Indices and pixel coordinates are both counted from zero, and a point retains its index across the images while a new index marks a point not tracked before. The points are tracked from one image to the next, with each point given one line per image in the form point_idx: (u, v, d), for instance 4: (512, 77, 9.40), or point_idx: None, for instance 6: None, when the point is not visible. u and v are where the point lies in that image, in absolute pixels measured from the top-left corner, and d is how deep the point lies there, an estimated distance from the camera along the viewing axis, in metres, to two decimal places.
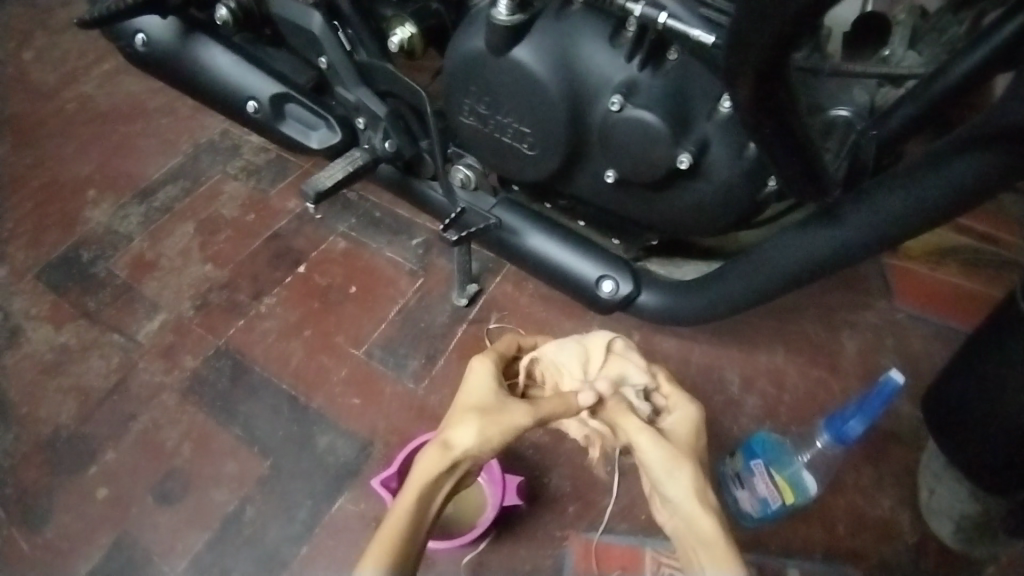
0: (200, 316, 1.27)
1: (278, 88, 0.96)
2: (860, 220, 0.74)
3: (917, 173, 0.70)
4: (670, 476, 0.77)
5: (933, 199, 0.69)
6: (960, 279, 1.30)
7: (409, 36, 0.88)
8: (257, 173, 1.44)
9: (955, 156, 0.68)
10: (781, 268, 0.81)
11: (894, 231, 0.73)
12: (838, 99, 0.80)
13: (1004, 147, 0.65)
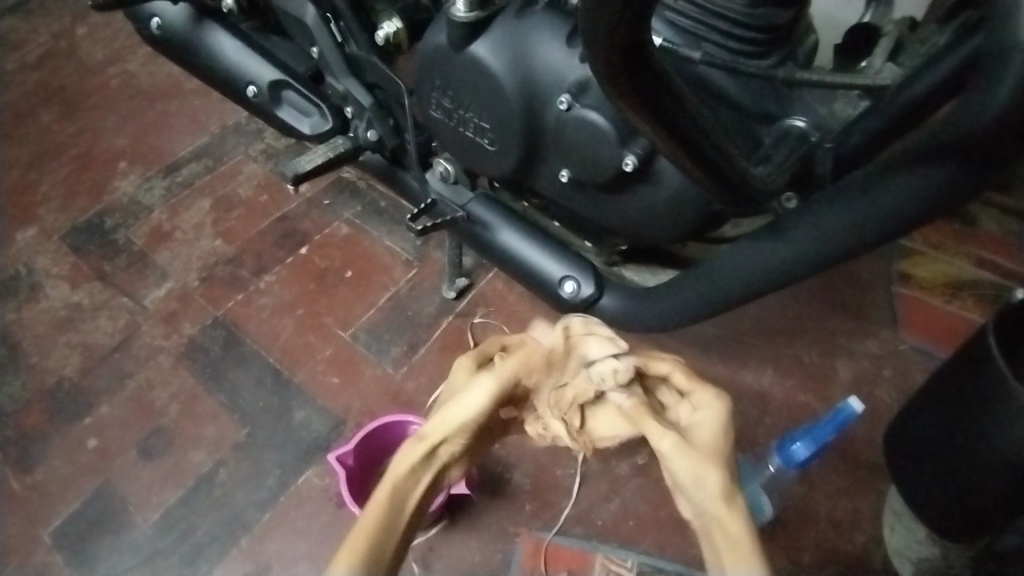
0: (203, 288, 1.34)
1: (276, 75, 1.01)
2: (805, 233, 0.71)
3: (861, 187, 0.66)
4: (693, 483, 0.58)
5: (878, 214, 0.66)
6: (977, 316, 1.22)
7: (394, 32, 0.91)
8: (276, 157, 1.51)
9: (896, 171, 0.64)
10: (735, 277, 0.79)
11: (840, 246, 0.69)
12: (804, 112, 0.79)
13: (952, 161, 0.60)
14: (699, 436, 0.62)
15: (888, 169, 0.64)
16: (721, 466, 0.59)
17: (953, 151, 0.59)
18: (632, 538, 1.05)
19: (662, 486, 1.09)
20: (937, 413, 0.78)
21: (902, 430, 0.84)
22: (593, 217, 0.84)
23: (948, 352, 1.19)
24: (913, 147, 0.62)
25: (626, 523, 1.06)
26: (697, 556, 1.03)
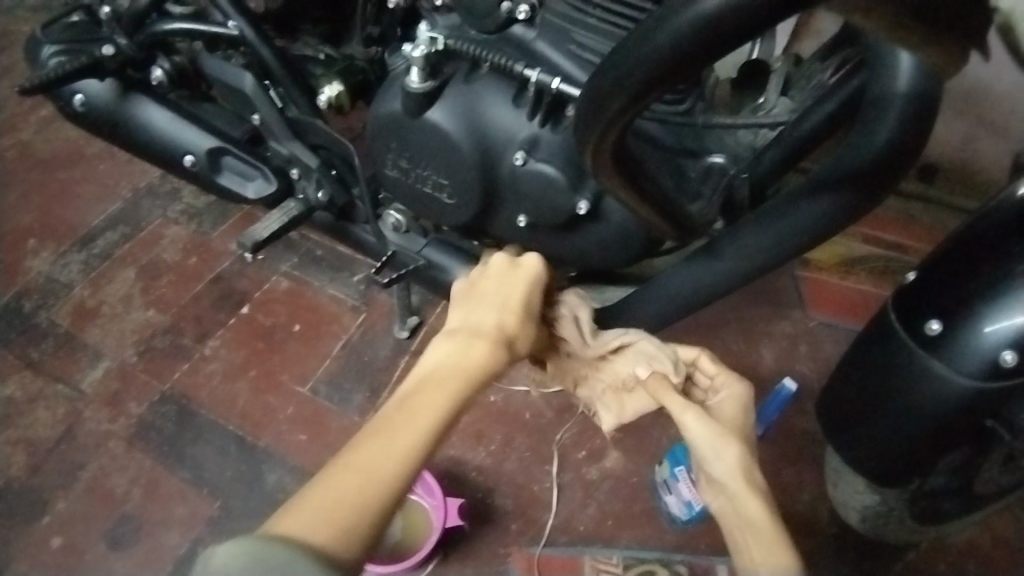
0: (143, 362, 1.30)
1: (214, 142, 1.06)
2: (733, 254, 0.77)
3: (776, 212, 0.73)
4: (728, 477, 0.69)
5: (793, 233, 0.72)
6: (871, 287, 1.40)
7: (336, 94, 0.99)
8: (198, 217, 1.49)
9: (802, 198, 0.71)
10: (677, 297, 0.84)
11: (763, 264, 0.76)
12: (718, 142, 0.82)
13: (852, 187, 0.68)
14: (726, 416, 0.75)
15: (801, 193, 0.71)
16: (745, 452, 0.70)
17: (852, 178, 0.68)
18: (613, 535, 1.14)
19: (631, 483, 1.19)
20: (859, 391, 0.86)
21: (832, 395, 0.92)
22: (547, 254, 0.90)
23: (857, 324, 1.35)
24: (819, 176, 0.70)
25: (605, 524, 1.15)
26: (673, 541, 1.14)
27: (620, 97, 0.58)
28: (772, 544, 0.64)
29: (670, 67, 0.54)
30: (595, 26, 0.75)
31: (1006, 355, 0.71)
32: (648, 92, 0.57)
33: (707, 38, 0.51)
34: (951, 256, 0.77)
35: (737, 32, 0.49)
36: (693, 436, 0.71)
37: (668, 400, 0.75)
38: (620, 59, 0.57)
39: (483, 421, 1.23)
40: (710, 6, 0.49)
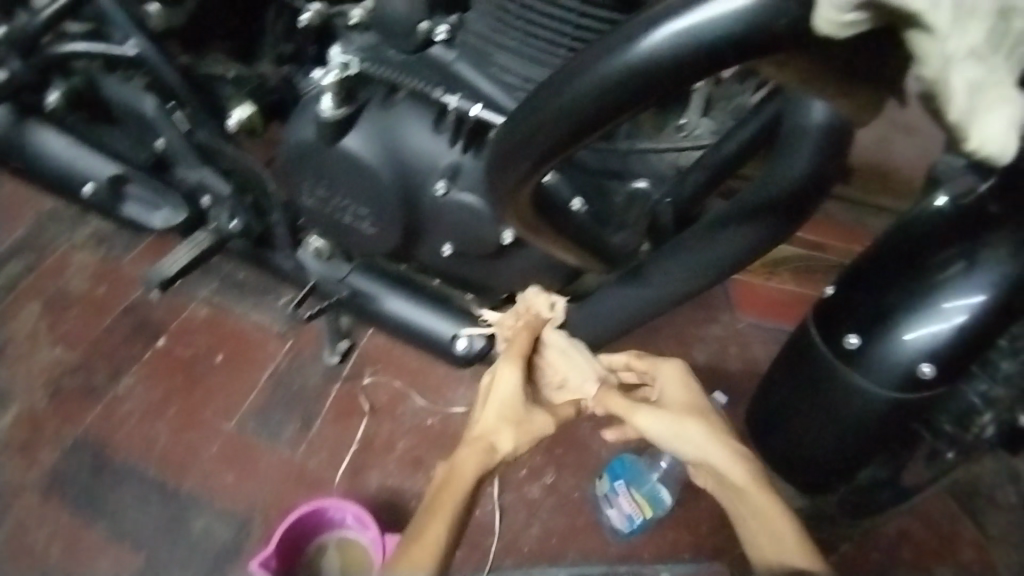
0: (53, 406, 1.21)
1: (118, 169, 0.99)
2: (660, 280, 0.75)
3: (701, 238, 0.71)
4: (709, 456, 0.62)
5: (718, 261, 0.71)
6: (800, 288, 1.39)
7: (247, 115, 0.88)
8: (107, 241, 1.39)
9: (725, 227, 0.70)
10: (605, 323, 0.82)
11: (690, 290, 0.75)
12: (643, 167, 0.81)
13: (772, 217, 0.69)
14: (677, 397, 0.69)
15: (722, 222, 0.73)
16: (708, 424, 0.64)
17: (770, 208, 0.69)
18: (557, 554, 1.13)
19: (573, 498, 1.18)
20: (784, 401, 0.88)
21: (762, 404, 0.93)
22: (476, 280, 0.88)
23: (789, 325, 1.38)
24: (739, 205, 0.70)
25: (550, 542, 1.14)
26: (618, 553, 1.13)
27: (531, 152, 0.55)
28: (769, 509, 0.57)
29: (577, 125, 0.51)
30: (513, 50, 0.72)
31: (924, 367, 0.75)
32: (559, 148, 0.54)
33: (612, 96, 0.48)
34: (867, 272, 0.79)
35: (640, 91, 0.47)
36: (659, 431, 0.64)
37: (611, 404, 0.68)
38: (527, 115, 0.54)
39: (421, 446, 1.21)
40: (613, 67, 0.47)
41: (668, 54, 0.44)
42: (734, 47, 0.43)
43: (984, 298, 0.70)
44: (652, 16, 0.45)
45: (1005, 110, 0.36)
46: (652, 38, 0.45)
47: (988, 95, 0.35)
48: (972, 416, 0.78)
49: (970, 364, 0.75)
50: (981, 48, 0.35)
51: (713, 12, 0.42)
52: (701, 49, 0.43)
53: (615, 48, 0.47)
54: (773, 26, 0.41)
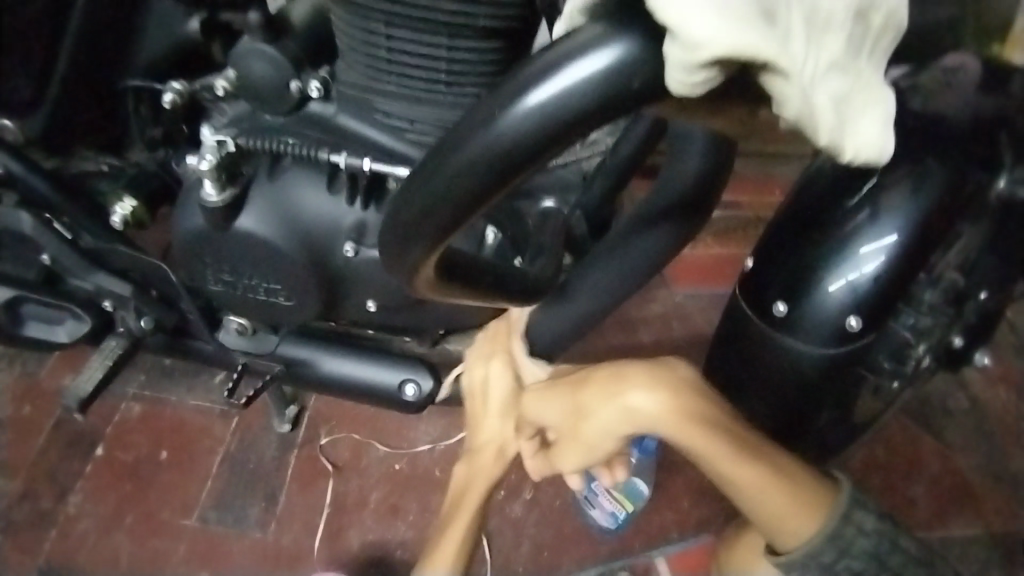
0: (7, 541, 1.12)
1: (8, 292, 0.91)
2: (585, 295, 0.75)
3: (616, 247, 0.72)
4: (651, 421, 0.61)
5: (638, 266, 0.72)
6: (734, 250, 1.48)
7: (130, 210, 0.90)
8: (19, 358, 1.32)
9: (638, 233, 0.71)
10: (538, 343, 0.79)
11: (620, 296, 0.75)
12: (545, 186, 0.82)
13: (678, 218, 0.70)
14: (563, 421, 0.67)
15: (635, 229, 0.71)
16: (598, 419, 0.63)
17: (679, 207, 0.69)
18: (553, 565, 1.12)
19: (555, 507, 1.18)
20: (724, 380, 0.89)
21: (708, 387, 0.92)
22: (411, 326, 0.87)
23: (727, 287, 1.42)
24: (646, 209, 0.71)
25: (543, 555, 1.13)
26: (610, 550, 1.14)
27: (414, 247, 0.45)
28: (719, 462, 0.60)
29: (449, 219, 0.42)
30: (393, 93, 0.70)
31: (852, 319, 0.78)
32: (441, 245, 0.45)
33: (479, 188, 0.40)
34: (779, 239, 0.82)
35: (504, 177, 0.39)
36: (609, 432, 0.62)
37: (570, 462, 0.65)
38: (397, 214, 0.45)
39: (394, 493, 1.18)
40: (472, 152, 0.39)
41: (526, 134, 0.37)
42: (596, 116, 0.36)
43: (896, 236, 0.76)
44: (502, 93, 0.37)
45: (873, 110, 0.37)
46: (506, 120, 0.37)
47: (854, 104, 0.37)
48: (909, 348, 0.83)
49: (895, 304, 0.80)
50: (839, 62, 0.36)
51: (567, 82, 0.35)
52: (562, 124, 0.36)
53: (466, 136, 0.39)
54: (627, 92, 0.35)
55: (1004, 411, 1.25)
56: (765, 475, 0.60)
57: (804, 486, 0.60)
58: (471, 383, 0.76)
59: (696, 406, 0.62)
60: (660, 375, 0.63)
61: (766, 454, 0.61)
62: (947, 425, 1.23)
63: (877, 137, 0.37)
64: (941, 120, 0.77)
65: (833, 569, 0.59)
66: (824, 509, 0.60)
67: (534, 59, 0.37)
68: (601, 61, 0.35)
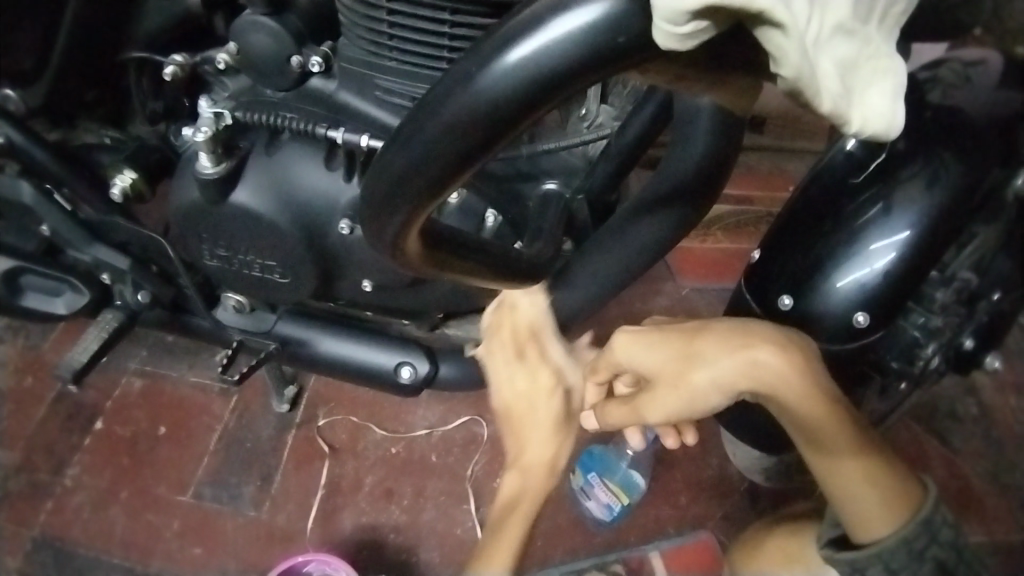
0: (5, 511, 1.13)
1: (8, 263, 0.91)
2: (583, 280, 0.74)
3: (618, 231, 0.71)
4: (769, 379, 0.61)
5: (638, 252, 0.71)
6: (741, 246, 1.45)
7: (131, 183, 0.85)
8: (23, 328, 1.33)
9: (639, 219, 0.70)
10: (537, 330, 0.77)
11: (620, 283, 0.74)
12: (550, 169, 0.81)
13: (681, 204, 0.68)
14: (666, 370, 0.65)
15: (635, 214, 0.70)
16: (718, 373, 0.62)
17: (681, 193, 0.68)
18: (545, 555, 1.11)
19: (551, 497, 1.17)
20: None
21: None
22: (406, 307, 0.86)
23: (731, 283, 1.40)
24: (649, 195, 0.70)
25: (536, 545, 1.12)
26: (604, 543, 1.13)
27: (395, 214, 0.44)
28: (834, 442, 0.61)
29: (433, 180, 0.41)
30: (395, 69, 0.68)
31: (860, 316, 0.76)
32: (425, 207, 0.44)
33: (461, 145, 0.39)
34: (785, 231, 0.81)
35: (488, 136, 0.38)
36: (720, 383, 0.62)
37: (667, 407, 0.64)
38: (378, 175, 0.43)
39: (390, 477, 1.18)
40: (451, 113, 0.38)
41: (511, 89, 0.36)
42: (579, 76, 0.35)
43: (909, 232, 0.74)
44: (487, 46, 0.36)
45: (880, 82, 0.35)
46: (486, 76, 0.36)
47: (864, 69, 0.35)
48: (918, 349, 0.79)
49: (906, 300, 0.77)
50: (846, 24, 0.33)
51: (552, 35, 0.34)
52: (543, 83, 0.35)
53: (450, 89, 0.37)
54: (612, 48, 0.34)
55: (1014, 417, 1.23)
56: (865, 460, 0.61)
57: (897, 475, 0.61)
58: (502, 376, 0.68)
59: (819, 376, 0.62)
60: (787, 340, 0.64)
61: (873, 444, 0.62)
62: (951, 428, 1.21)
63: (886, 110, 0.35)
64: (962, 113, 0.75)
65: (922, 557, 0.58)
66: (910, 500, 0.60)
67: (518, 13, 0.35)
68: (589, 14, 0.33)
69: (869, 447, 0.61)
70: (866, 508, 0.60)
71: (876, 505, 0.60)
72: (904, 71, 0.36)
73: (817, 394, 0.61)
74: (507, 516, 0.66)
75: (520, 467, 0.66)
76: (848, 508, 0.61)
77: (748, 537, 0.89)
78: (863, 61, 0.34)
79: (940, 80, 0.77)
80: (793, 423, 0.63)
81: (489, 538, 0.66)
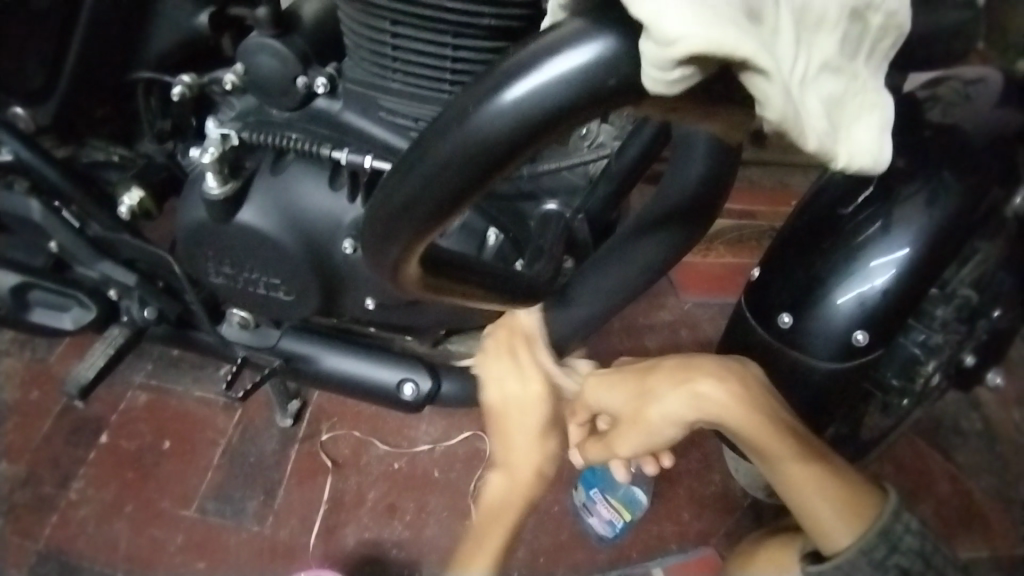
0: (9, 524, 1.14)
1: (17, 279, 0.93)
2: (584, 296, 0.74)
3: (621, 250, 0.71)
4: (718, 409, 0.62)
5: (640, 272, 0.72)
6: (742, 260, 1.45)
7: (138, 201, 0.86)
8: (30, 342, 1.34)
9: (640, 240, 0.70)
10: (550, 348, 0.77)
11: (621, 304, 0.74)
12: (551, 190, 0.81)
13: (681, 224, 0.69)
14: (622, 407, 0.65)
15: (635, 235, 0.70)
16: (673, 409, 0.62)
17: (680, 213, 0.69)
18: (548, 572, 1.11)
19: (553, 512, 1.16)
20: None
21: None
22: (409, 324, 0.87)
23: (733, 297, 1.40)
24: (648, 216, 0.70)
25: (539, 561, 1.12)
26: (606, 560, 1.12)
27: (395, 244, 0.45)
28: (786, 461, 0.62)
29: (430, 214, 0.42)
30: (398, 92, 0.69)
31: (859, 334, 0.77)
32: (424, 237, 0.44)
33: (458, 179, 0.39)
34: (784, 254, 0.82)
35: (485, 172, 0.39)
36: (673, 418, 0.62)
37: (628, 445, 0.64)
38: (379, 205, 0.44)
39: (392, 492, 1.18)
40: (451, 147, 0.38)
41: (506, 127, 0.36)
42: (573, 113, 0.36)
43: (909, 250, 0.74)
44: (484, 84, 0.37)
45: (867, 116, 0.37)
46: (484, 113, 0.36)
47: (849, 105, 0.36)
48: (917, 366, 0.81)
49: (906, 318, 0.77)
50: (833, 62, 0.35)
51: (547, 76, 0.35)
52: (541, 120, 0.36)
53: (449, 125, 0.38)
54: (604, 90, 0.35)
55: None
56: (824, 477, 0.61)
57: (856, 486, 0.62)
58: (495, 381, 0.66)
59: (761, 398, 0.64)
60: (730, 369, 0.64)
61: (828, 460, 0.63)
62: (954, 443, 1.22)
63: (870, 144, 0.37)
64: (959, 131, 0.76)
65: (886, 566, 0.58)
66: (869, 512, 0.61)
67: (515, 52, 0.36)
68: (583, 57, 0.34)
69: (823, 468, 0.62)
70: (828, 528, 0.61)
71: (839, 524, 0.60)
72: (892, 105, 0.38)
73: (763, 419, 0.62)
74: (485, 523, 0.63)
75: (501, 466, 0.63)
76: (811, 523, 0.62)
77: (744, 547, 0.88)
78: (850, 97, 0.36)
79: (938, 99, 0.78)
80: (745, 445, 0.64)
81: (464, 545, 0.65)
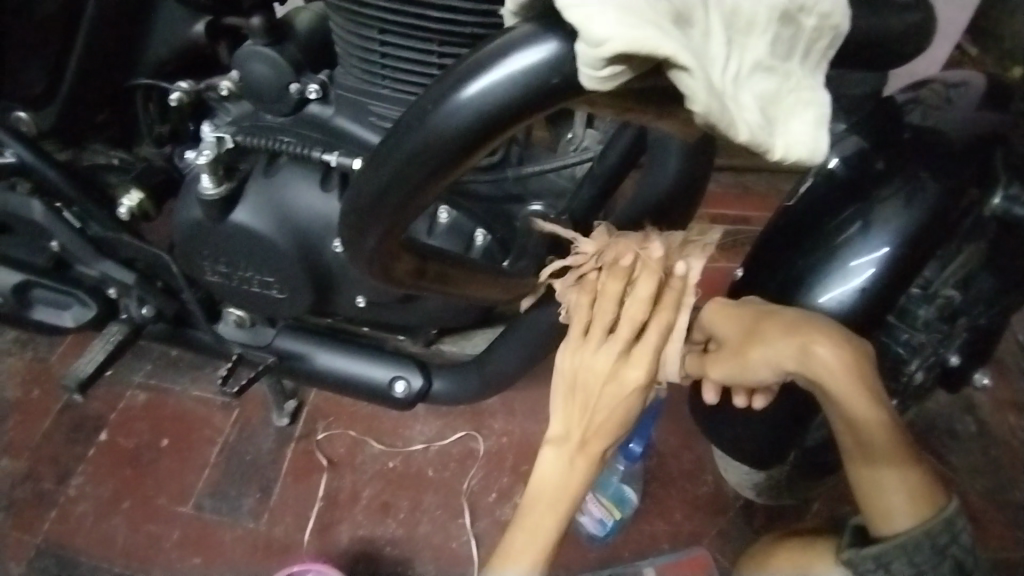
0: (8, 520, 1.16)
1: (19, 278, 0.96)
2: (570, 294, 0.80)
3: None
4: (820, 369, 0.67)
5: None
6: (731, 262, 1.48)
7: (137, 201, 0.90)
8: (32, 342, 1.36)
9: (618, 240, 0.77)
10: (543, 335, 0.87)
11: None
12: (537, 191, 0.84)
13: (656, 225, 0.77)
14: (725, 332, 0.70)
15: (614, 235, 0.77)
16: (772, 354, 0.67)
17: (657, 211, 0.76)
18: None
19: None
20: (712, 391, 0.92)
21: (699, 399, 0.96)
22: (399, 321, 0.89)
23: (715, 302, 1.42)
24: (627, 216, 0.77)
25: None
26: (597, 558, 1.13)
27: (380, 220, 0.50)
28: (873, 437, 0.68)
29: (409, 192, 0.47)
30: (387, 97, 0.72)
31: None
32: (401, 219, 0.50)
33: (428, 166, 0.45)
34: (764, 255, 0.84)
35: (455, 154, 0.43)
36: (772, 361, 0.68)
37: (722, 373, 0.70)
38: (364, 186, 0.49)
39: (387, 491, 1.20)
40: (424, 133, 0.43)
41: (468, 118, 0.41)
42: (530, 105, 0.40)
43: (887, 249, 0.75)
44: (446, 81, 0.41)
45: (803, 112, 0.43)
46: (452, 105, 0.41)
47: (785, 100, 0.43)
48: (901, 366, 0.82)
49: (885, 317, 0.78)
50: (765, 62, 0.41)
51: (499, 75, 0.39)
52: (500, 109, 0.40)
53: (424, 112, 0.43)
54: (548, 88, 0.39)
55: (1013, 435, 1.24)
56: (899, 468, 0.69)
57: (928, 483, 0.69)
58: (580, 355, 0.57)
59: (869, 375, 0.68)
60: (845, 333, 0.68)
61: (911, 455, 0.69)
62: (947, 445, 1.23)
63: (806, 138, 0.43)
64: (941, 131, 0.78)
65: (944, 553, 0.65)
66: (933, 506, 0.68)
67: (481, 48, 0.41)
68: (534, 56, 0.39)
69: (903, 461, 0.69)
70: (890, 514, 0.68)
71: (902, 510, 0.68)
72: (821, 105, 0.44)
73: (868, 387, 0.68)
74: (532, 514, 0.59)
75: (568, 447, 0.58)
76: (872, 506, 0.70)
77: (756, 551, 0.91)
78: (784, 94, 0.43)
79: (922, 101, 0.82)
80: (847, 424, 0.69)
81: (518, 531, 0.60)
